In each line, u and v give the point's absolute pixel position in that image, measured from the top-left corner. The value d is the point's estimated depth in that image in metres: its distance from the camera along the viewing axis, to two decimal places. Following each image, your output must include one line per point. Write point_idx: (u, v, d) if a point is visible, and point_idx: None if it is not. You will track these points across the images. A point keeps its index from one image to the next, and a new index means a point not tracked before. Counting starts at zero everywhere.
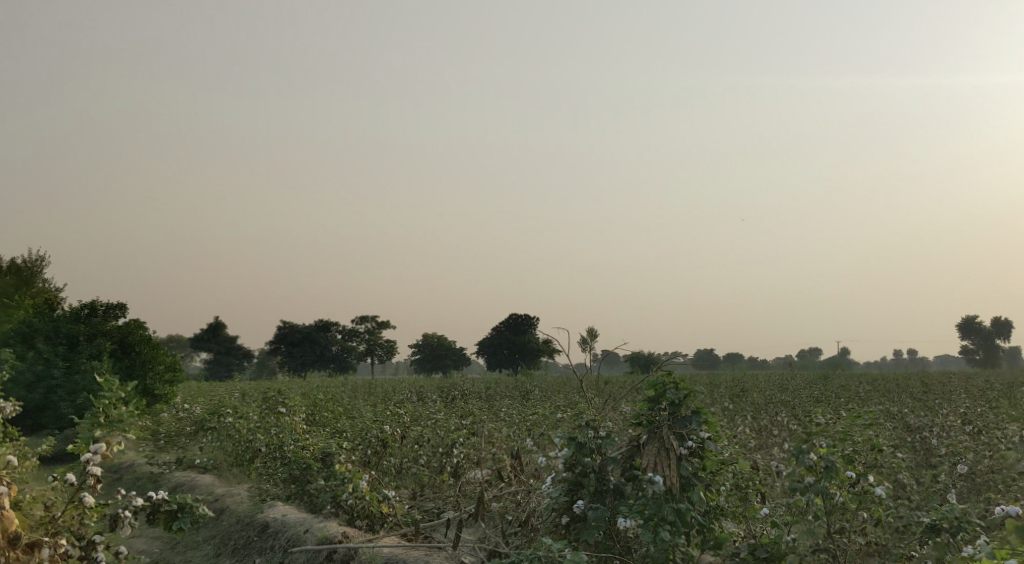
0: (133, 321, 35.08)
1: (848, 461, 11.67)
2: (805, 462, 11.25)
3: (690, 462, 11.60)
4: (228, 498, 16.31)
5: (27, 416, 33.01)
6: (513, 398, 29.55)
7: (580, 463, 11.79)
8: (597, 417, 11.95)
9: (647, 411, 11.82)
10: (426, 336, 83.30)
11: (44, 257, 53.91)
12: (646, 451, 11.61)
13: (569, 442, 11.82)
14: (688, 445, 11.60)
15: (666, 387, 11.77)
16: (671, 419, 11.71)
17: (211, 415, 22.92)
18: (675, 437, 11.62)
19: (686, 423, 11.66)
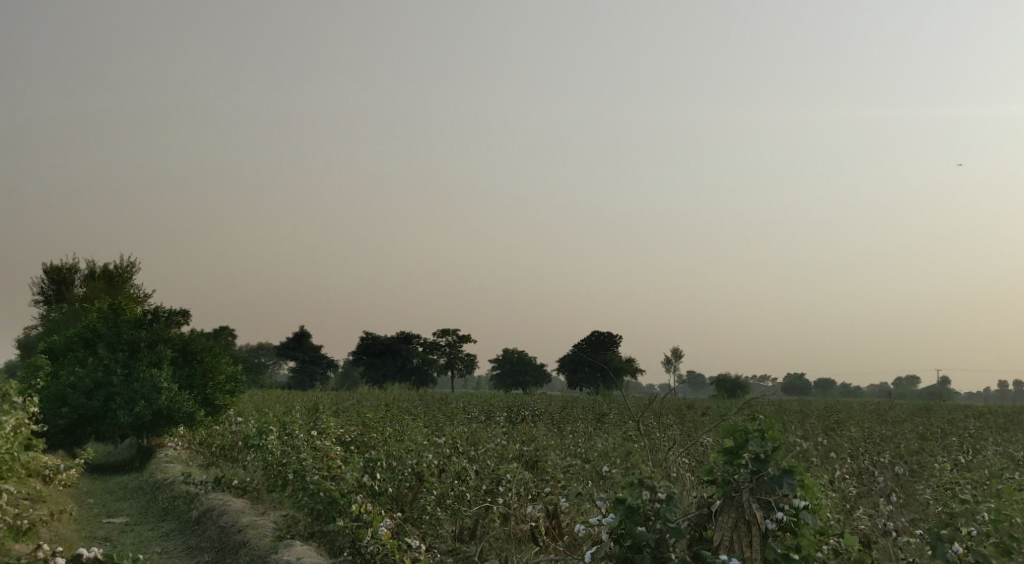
0: (196, 329, 33.92)
1: (999, 552, 10.43)
2: (945, 554, 10.13)
3: (780, 540, 9.79)
4: (252, 530, 14.65)
5: (90, 424, 31.99)
6: (588, 421, 27.41)
7: (632, 534, 9.81)
8: (654, 476, 9.96)
9: (724, 466, 9.99)
10: (508, 351, 81.59)
11: (134, 264, 53.61)
12: (720, 522, 9.83)
13: (616, 506, 9.89)
14: (776, 515, 9.78)
15: (748, 437, 9.92)
16: (755, 480, 9.85)
17: (257, 431, 21.42)
18: (758, 503, 9.81)
19: (776, 486, 9.78)
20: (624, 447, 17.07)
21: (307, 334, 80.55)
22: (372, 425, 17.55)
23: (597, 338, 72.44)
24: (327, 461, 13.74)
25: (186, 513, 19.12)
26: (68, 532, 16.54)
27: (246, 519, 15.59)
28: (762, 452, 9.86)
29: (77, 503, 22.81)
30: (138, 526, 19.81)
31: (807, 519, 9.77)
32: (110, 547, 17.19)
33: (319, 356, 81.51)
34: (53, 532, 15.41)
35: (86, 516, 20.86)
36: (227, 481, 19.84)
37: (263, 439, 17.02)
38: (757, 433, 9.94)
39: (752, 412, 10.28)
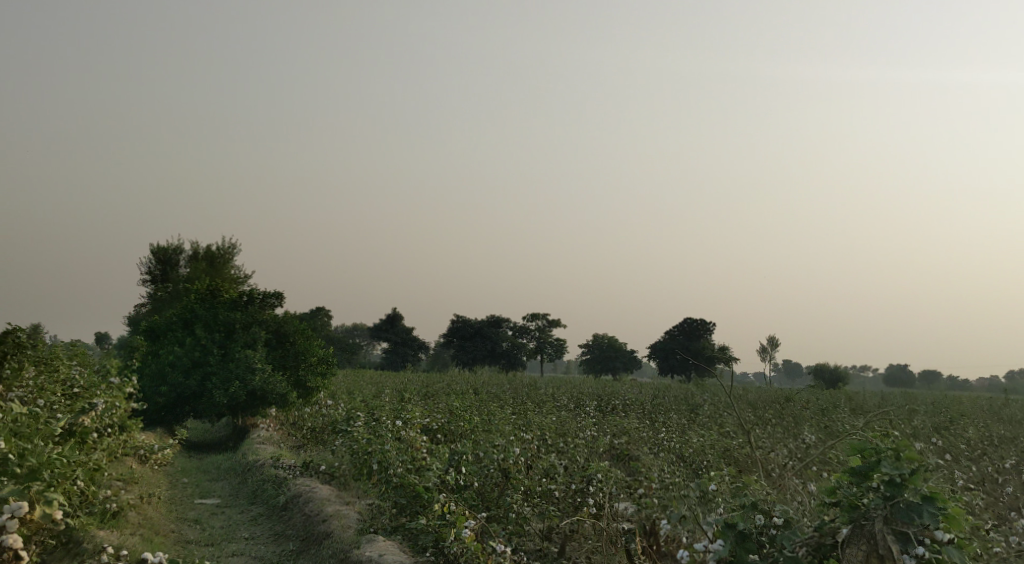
0: (289, 312, 34.02)
1: None
2: None
3: None
4: (335, 519, 14.27)
5: (186, 403, 32.22)
6: (683, 413, 26.57)
7: (742, 560, 9.90)
8: (770, 501, 9.96)
9: (852, 490, 9.66)
10: (598, 337, 80.74)
11: (235, 245, 54.27)
12: (847, 551, 9.55)
13: (726, 532, 9.95)
14: (914, 549, 9.36)
15: (881, 458, 9.54)
16: (889, 509, 9.50)
17: (346, 417, 21.03)
18: (892, 534, 9.46)
19: (911, 516, 9.39)
20: (721, 448, 16.30)
21: (399, 316, 80.83)
22: (460, 414, 17.01)
23: (690, 325, 71.09)
24: (413, 453, 13.36)
25: (275, 498, 18.83)
26: (160, 514, 16.32)
27: (332, 507, 15.17)
28: (898, 475, 9.48)
29: (170, 483, 22.78)
30: (228, 508, 19.59)
31: (951, 555, 9.34)
32: (200, 529, 16.94)
33: (411, 338, 81.73)
34: (143, 514, 15.17)
35: (178, 496, 20.74)
36: (316, 465, 19.45)
37: (351, 426, 16.63)
38: (892, 454, 9.54)
39: (886, 428, 9.92)
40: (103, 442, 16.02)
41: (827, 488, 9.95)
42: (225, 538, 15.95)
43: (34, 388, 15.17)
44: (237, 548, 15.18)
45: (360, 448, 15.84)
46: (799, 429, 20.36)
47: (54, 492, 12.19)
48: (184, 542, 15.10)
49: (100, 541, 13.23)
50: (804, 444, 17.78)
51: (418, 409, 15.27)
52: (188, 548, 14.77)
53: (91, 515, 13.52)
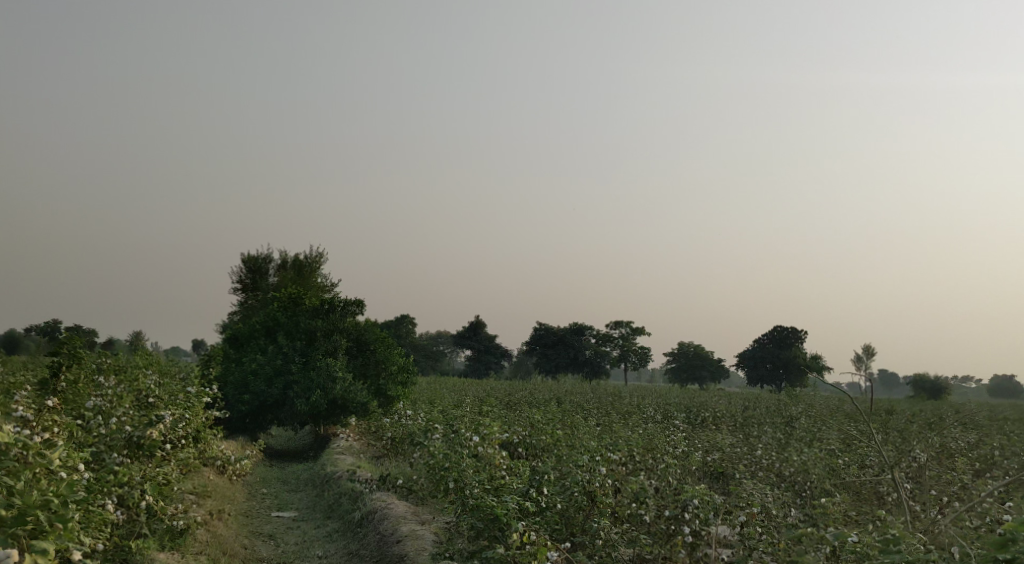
0: (371, 320, 33.47)
1: None
2: None
3: None
4: (410, 540, 13.42)
5: (267, 411, 31.85)
6: (777, 427, 25.28)
7: None
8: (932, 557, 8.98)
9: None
10: (684, 345, 79.11)
11: (321, 253, 54.10)
12: None
13: None
14: None
15: None
16: None
17: (425, 429, 20.24)
18: None
19: None
20: (822, 468, 15.07)
21: (483, 323, 80.27)
22: (542, 428, 16.03)
23: (779, 333, 69.09)
24: (493, 474, 12.46)
25: (350, 513, 18.07)
26: (233, 530, 15.67)
27: (407, 527, 14.32)
28: None
29: (249, 494, 22.26)
30: (304, 523, 18.90)
31: None
32: (274, 546, 16.28)
33: (495, 345, 81.04)
34: (213, 531, 14.53)
35: (255, 508, 20.20)
36: (392, 478, 18.61)
37: (430, 439, 15.80)
38: None
39: None
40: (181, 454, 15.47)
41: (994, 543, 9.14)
42: (298, 557, 15.23)
43: (102, 397, 14.64)
44: None
45: (439, 463, 14.99)
46: (906, 446, 18.92)
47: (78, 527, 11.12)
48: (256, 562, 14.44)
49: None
50: (912, 464, 16.42)
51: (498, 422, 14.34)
52: None
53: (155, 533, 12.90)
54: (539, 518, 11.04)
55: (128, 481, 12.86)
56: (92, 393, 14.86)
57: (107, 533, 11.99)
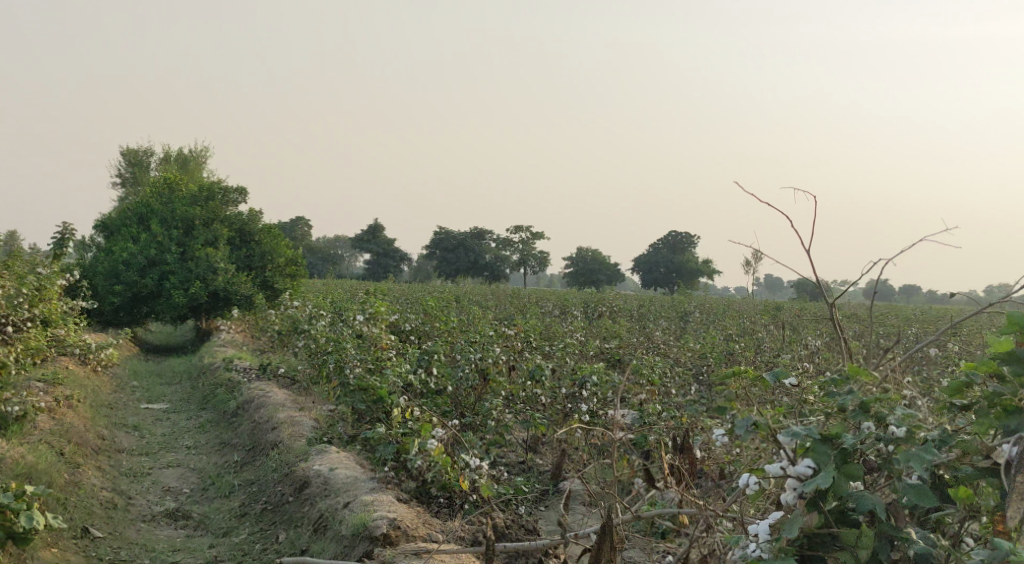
0: (254, 210, 31.86)
1: None
2: None
3: None
4: (287, 426, 12.39)
5: (144, 304, 30.09)
6: (675, 320, 24.87)
7: (843, 492, 6.00)
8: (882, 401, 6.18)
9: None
10: (580, 250, 79.13)
11: (212, 147, 51.51)
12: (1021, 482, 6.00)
13: (818, 449, 6.02)
14: None
15: None
16: None
17: (309, 317, 19.06)
18: None
19: None
20: (719, 353, 14.63)
21: (378, 226, 78.63)
22: (432, 313, 15.15)
23: (674, 237, 69.42)
24: (376, 354, 11.49)
25: (225, 401, 16.90)
26: (87, 420, 14.41)
27: (283, 414, 13.30)
28: None
29: (118, 387, 20.83)
30: (175, 414, 17.64)
31: None
32: (138, 438, 15.08)
33: (392, 248, 79.55)
34: (58, 418, 13.24)
35: (122, 401, 18.84)
36: (273, 367, 17.47)
37: (310, 322, 14.69)
38: None
39: None
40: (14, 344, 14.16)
41: (961, 380, 6.44)
42: (163, 448, 14.10)
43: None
44: (174, 460, 13.35)
45: (318, 348, 13.95)
46: (804, 335, 18.61)
47: None
48: (111, 453, 13.31)
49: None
50: (810, 350, 16.08)
51: (382, 301, 13.38)
52: (114, 462, 12.94)
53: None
54: (425, 399, 10.20)
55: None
56: None
57: None
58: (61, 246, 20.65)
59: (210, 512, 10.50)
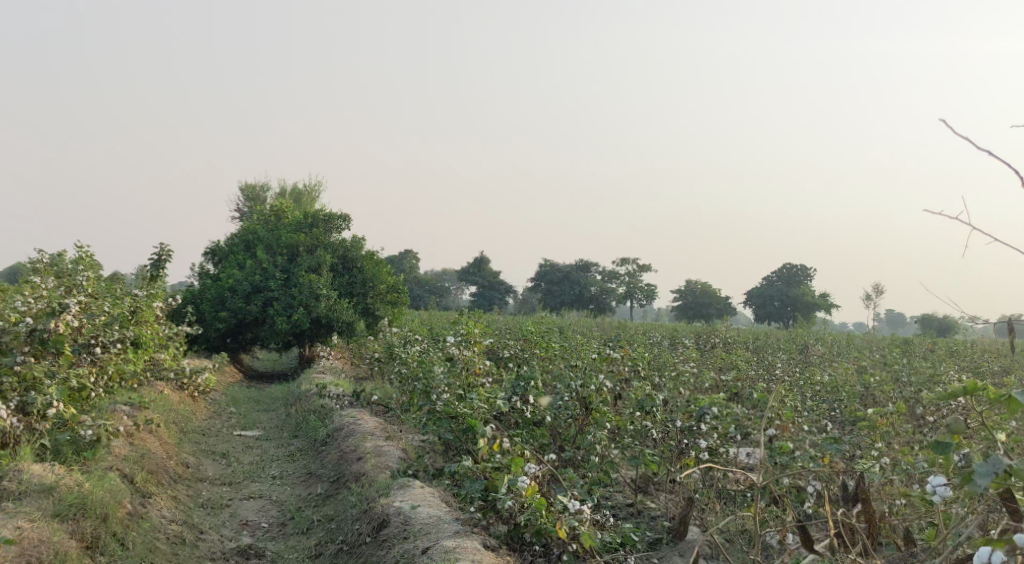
0: (357, 236, 31.37)
1: None
2: None
3: None
4: (373, 456, 11.37)
5: (248, 330, 29.75)
6: (795, 353, 23.20)
7: None
8: None
9: None
10: (690, 283, 77.21)
11: (321, 183, 52.01)
12: None
13: None
14: None
15: None
16: None
17: (405, 342, 18.05)
18: None
19: None
20: (852, 387, 13.09)
21: (483, 258, 78.03)
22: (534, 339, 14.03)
23: (788, 269, 66.93)
24: (469, 380, 10.38)
25: (316, 429, 15.99)
26: (172, 445, 13.69)
27: (371, 443, 12.28)
28: None
29: (214, 414, 20.20)
30: (267, 442, 16.82)
31: None
32: (224, 466, 14.29)
33: (497, 281, 78.82)
34: (137, 443, 12.46)
35: (216, 428, 18.15)
36: (366, 394, 16.53)
37: (404, 346, 13.65)
38: None
39: None
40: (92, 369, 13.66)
41: None
42: (248, 477, 13.23)
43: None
44: (256, 490, 12.46)
45: (410, 373, 12.93)
46: (941, 369, 16.85)
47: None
48: (191, 481, 12.52)
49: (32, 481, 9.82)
50: (954, 383, 14.38)
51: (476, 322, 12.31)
52: (193, 492, 12.13)
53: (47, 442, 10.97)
54: (519, 431, 9.03)
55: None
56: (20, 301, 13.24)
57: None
58: (159, 268, 20.22)
59: (284, 550, 9.53)
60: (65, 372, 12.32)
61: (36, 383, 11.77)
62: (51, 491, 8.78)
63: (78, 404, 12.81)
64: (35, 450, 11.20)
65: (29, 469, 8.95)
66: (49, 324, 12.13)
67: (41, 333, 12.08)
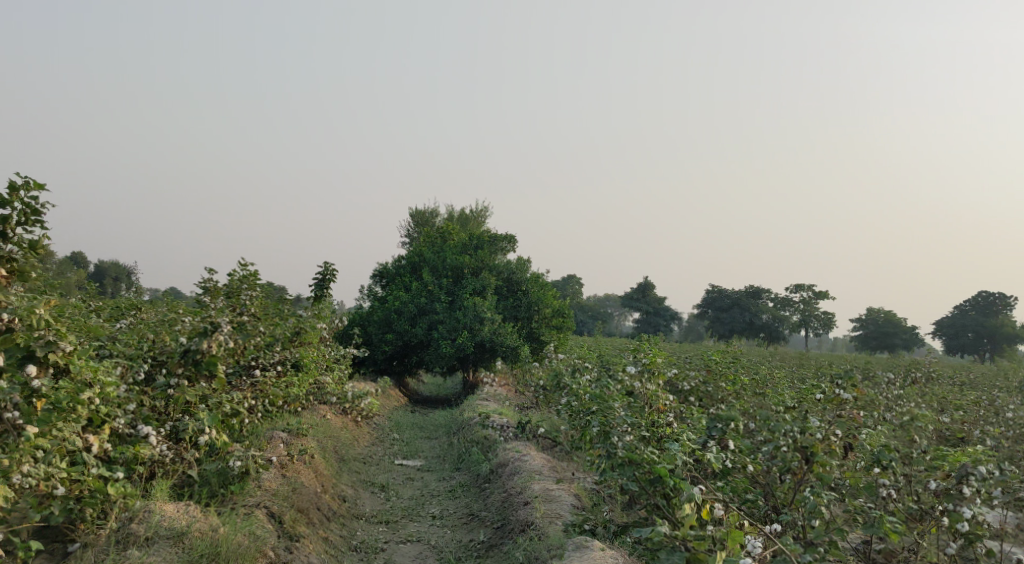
0: (523, 258, 30.28)
1: None
2: None
3: None
4: (542, 502, 9.98)
5: (413, 353, 29.01)
6: (1013, 391, 20.54)
7: None
8: None
9: None
10: (871, 311, 72.97)
11: (485, 207, 51.52)
12: None
13: None
14: None
15: None
16: None
17: (573, 369, 16.62)
18: None
19: None
20: None
21: (649, 284, 75.95)
22: (719, 369, 12.96)
23: (983, 297, 62.10)
24: (652, 419, 8.93)
25: (479, 463, 14.66)
26: (329, 476, 12.64)
27: (539, 485, 10.86)
28: None
29: (376, 439, 19.29)
30: (428, 473, 15.59)
31: None
32: (382, 500, 13.16)
33: (664, 307, 76.52)
34: (290, 475, 11.29)
35: (376, 455, 17.17)
36: (533, 426, 15.11)
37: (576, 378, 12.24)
38: None
39: None
40: (247, 395, 12.77)
41: None
42: (407, 515, 12.05)
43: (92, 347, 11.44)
44: (414, 532, 11.25)
45: (583, 405, 11.48)
46: None
47: (89, 466, 8.84)
48: (347, 519, 11.44)
49: (166, 521, 9.06)
50: None
51: (658, 348, 10.83)
52: (347, 533, 11.03)
53: (195, 476, 10.08)
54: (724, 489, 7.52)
55: (130, 415, 10.24)
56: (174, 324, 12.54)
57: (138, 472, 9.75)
58: (322, 287, 19.54)
59: None
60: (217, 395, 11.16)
61: (189, 407, 10.96)
62: (180, 538, 8.98)
63: (231, 429, 11.69)
64: (180, 482, 10.32)
65: (162, 511, 9.23)
66: (202, 344, 10.85)
67: (193, 353, 10.87)
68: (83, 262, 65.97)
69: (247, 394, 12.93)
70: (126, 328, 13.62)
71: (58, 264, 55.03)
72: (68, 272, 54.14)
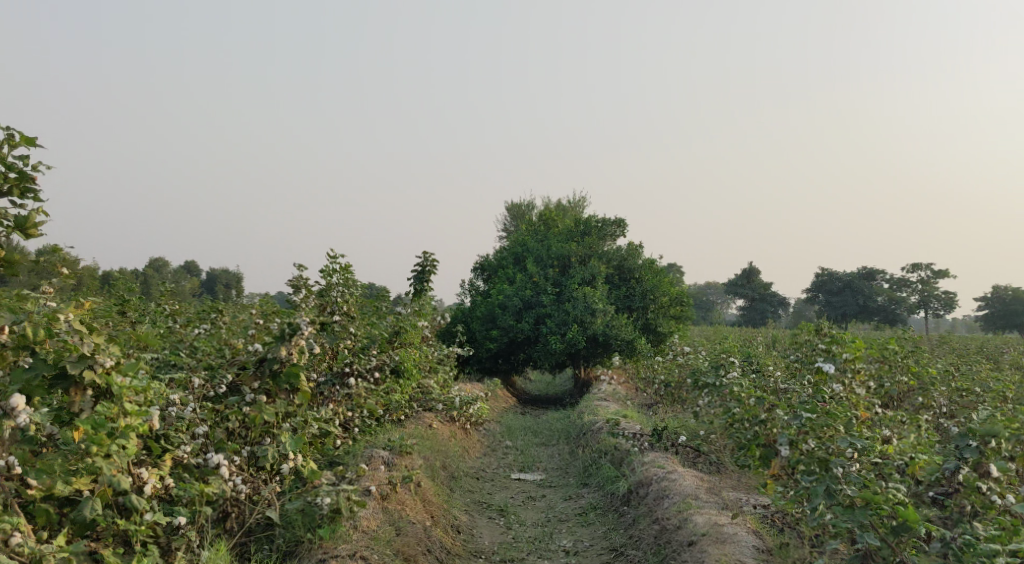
0: (634, 243, 27.82)
1: None
2: None
3: None
4: (713, 546, 7.85)
5: (522, 349, 26.96)
6: None
7: None
8: None
9: None
10: (998, 290, 68.22)
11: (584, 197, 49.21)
12: None
13: None
14: None
15: None
16: None
17: (713, 364, 14.26)
18: None
19: None
20: None
21: (757, 269, 72.54)
22: (900, 363, 11.35)
23: None
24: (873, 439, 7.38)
25: (613, 480, 12.46)
26: (440, 503, 10.59)
27: (702, 517, 8.70)
28: None
29: (488, 448, 17.27)
30: (552, 490, 13.46)
31: None
32: (501, 528, 11.07)
33: (771, 293, 72.95)
34: (391, 510, 9.25)
35: (490, 468, 15.13)
36: (672, 433, 12.81)
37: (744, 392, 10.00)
38: None
39: None
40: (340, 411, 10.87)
41: None
42: (534, 551, 9.92)
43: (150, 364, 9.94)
44: None
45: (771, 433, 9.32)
46: None
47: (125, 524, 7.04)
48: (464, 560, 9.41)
49: None
50: None
51: (856, 340, 8.54)
52: None
53: (272, 519, 8.17)
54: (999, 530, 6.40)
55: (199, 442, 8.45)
56: (255, 331, 10.69)
57: (196, 521, 7.84)
58: (421, 281, 17.59)
59: None
60: (303, 413, 9.07)
61: (270, 428, 8.96)
62: None
63: (321, 454, 9.77)
64: (258, 527, 8.48)
65: None
66: (279, 351, 8.86)
67: (270, 362, 8.88)
68: (194, 270, 66.29)
69: (340, 407, 11.09)
70: (204, 335, 11.88)
71: (173, 273, 54.83)
72: (180, 280, 54.01)
